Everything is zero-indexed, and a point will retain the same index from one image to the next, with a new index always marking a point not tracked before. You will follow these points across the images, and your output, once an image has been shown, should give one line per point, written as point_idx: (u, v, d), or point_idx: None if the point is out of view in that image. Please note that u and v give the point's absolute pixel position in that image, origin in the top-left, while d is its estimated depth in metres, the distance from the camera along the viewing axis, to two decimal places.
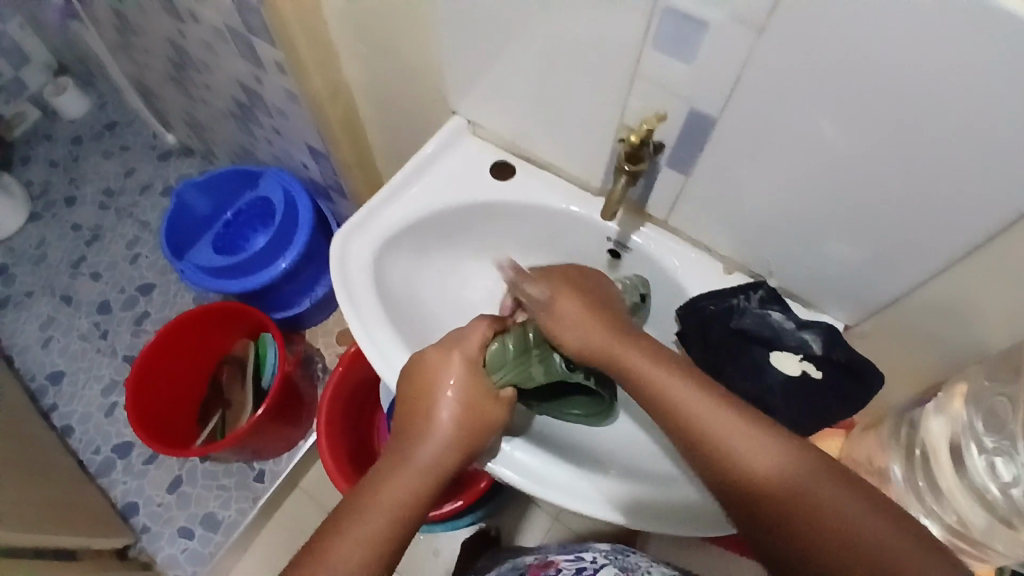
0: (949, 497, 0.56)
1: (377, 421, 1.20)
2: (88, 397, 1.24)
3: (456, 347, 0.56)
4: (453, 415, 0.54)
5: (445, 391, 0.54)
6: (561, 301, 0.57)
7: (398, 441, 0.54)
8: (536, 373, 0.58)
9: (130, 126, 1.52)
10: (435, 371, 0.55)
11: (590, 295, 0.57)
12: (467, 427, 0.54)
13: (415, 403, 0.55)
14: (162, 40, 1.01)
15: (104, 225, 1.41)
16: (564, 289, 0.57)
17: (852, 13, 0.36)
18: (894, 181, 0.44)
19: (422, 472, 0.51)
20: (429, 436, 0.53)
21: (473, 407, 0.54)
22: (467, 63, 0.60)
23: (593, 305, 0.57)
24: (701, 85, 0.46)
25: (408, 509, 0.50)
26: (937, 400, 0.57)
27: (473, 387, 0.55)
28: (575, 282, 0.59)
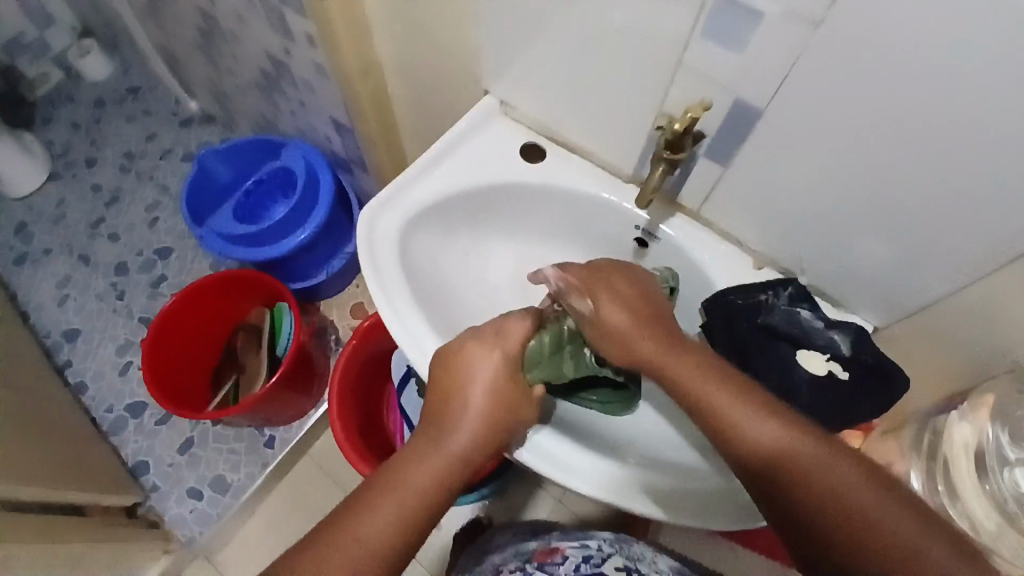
0: (964, 501, 0.58)
1: (386, 398, 1.21)
2: (102, 356, 1.25)
3: (496, 343, 0.57)
4: (485, 407, 0.55)
5: (480, 384, 0.55)
6: (605, 311, 0.56)
7: (430, 427, 0.55)
8: (566, 370, 0.61)
9: (152, 89, 1.52)
10: (472, 365, 0.56)
11: (625, 291, 0.57)
12: (497, 417, 0.55)
13: (448, 390, 0.56)
14: (191, 4, 1.00)
15: (123, 187, 1.41)
16: (606, 295, 0.56)
17: (914, 11, 0.35)
18: (940, 186, 0.43)
19: (452, 459, 0.53)
20: (462, 422, 0.54)
21: (504, 399, 0.56)
22: (505, 42, 0.59)
23: (626, 300, 0.56)
24: (749, 77, 0.45)
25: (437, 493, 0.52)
26: (960, 411, 0.58)
27: (507, 382, 0.56)
28: (613, 280, 0.58)
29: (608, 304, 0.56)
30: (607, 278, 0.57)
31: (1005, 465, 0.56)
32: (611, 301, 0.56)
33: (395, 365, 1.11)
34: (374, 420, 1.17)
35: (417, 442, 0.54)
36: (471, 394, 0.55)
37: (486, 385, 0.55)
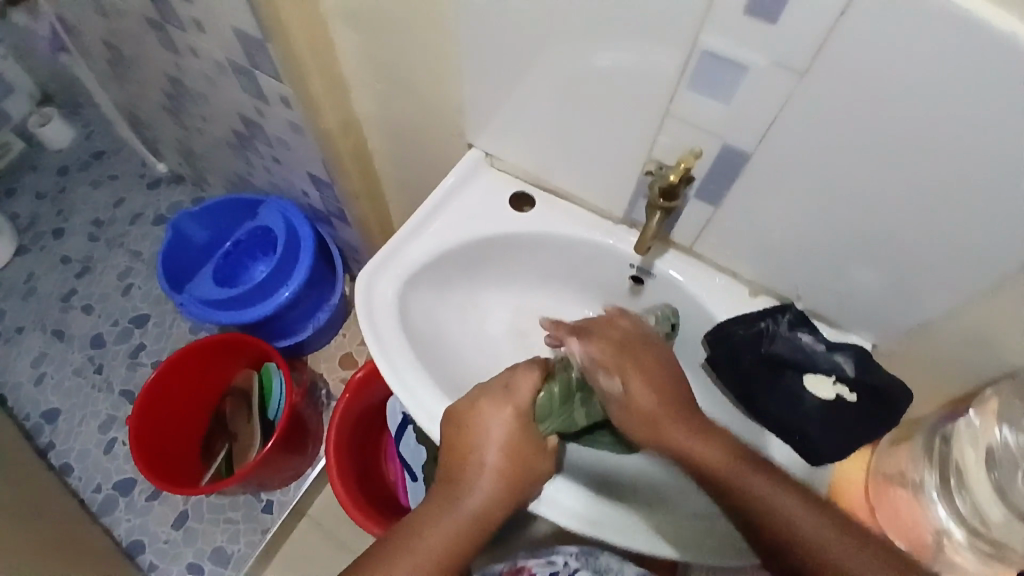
0: (970, 491, 0.56)
1: (384, 448, 1.18)
2: (84, 434, 1.21)
3: (507, 400, 0.57)
4: (500, 468, 0.55)
5: (495, 443, 0.56)
6: (637, 395, 0.55)
7: (445, 488, 0.56)
8: (578, 417, 0.61)
9: (118, 153, 1.50)
10: (484, 425, 0.56)
11: (654, 367, 0.56)
12: (513, 477, 0.56)
13: (463, 450, 0.56)
14: (158, 71, 0.99)
15: (93, 256, 1.38)
16: (638, 377, 0.56)
17: (893, 60, 0.37)
18: (926, 216, 0.45)
19: (468, 524, 0.54)
20: (479, 484, 0.55)
21: (520, 458, 0.56)
22: (489, 98, 0.60)
23: (659, 380, 0.56)
24: (736, 124, 0.47)
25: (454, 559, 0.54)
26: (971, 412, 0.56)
27: (520, 438, 0.57)
28: (641, 351, 0.57)
29: (640, 388, 0.55)
30: (631, 353, 0.57)
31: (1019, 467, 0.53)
32: (639, 376, 0.56)
33: (392, 416, 1.10)
34: (374, 475, 1.14)
35: (433, 505, 0.55)
36: (487, 452, 0.55)
37: (500, 444, 0.56)
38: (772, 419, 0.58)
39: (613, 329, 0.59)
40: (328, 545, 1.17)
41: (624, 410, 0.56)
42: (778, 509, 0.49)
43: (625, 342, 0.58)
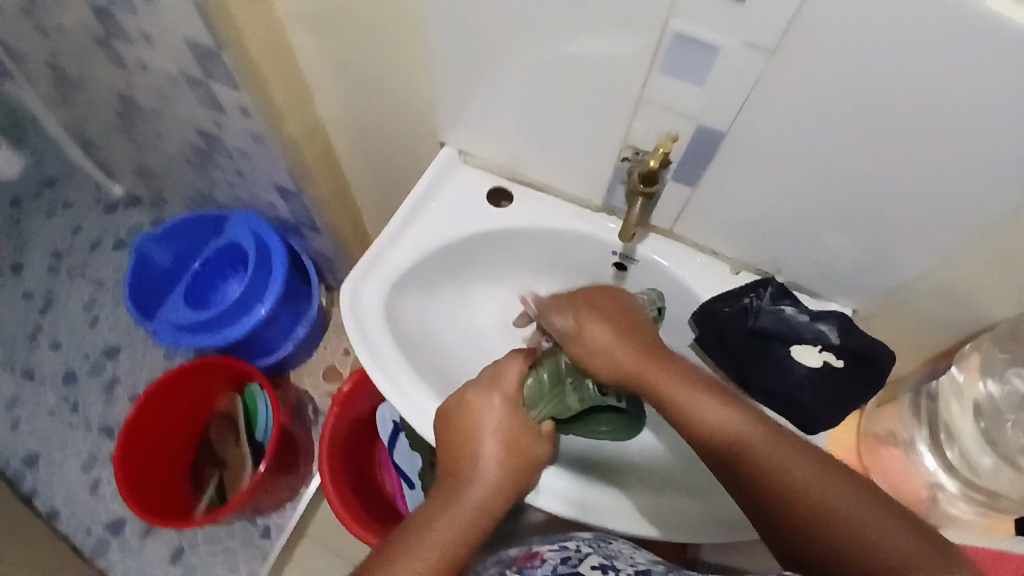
0: (958, 437, 0.58)
1: (378, 457, 1.17)
2: (68, 476, 1.17)
3: (496, 386, 0.57)
4: (499, 455, 0.54)
5: (490, 428, 0.55)
6: (591, 332, 0.55)
7: (448, 482, 0.53)
8: (571, 401, 0.62)
9: (69, 180, 1.44)
10: (478, 414, 0.56)
11: (613, 316, 0.56)
12: (512, 464, 0.54)
13: (461, 442, 0.55)
14: (106, 90, 0.95)
15: (55, 289, 1.33)
16: (592, 317, 0.56)
17: (862, 34, 0.38)
18: (904, 181, 0.46)
19: (475, 512, 0.50)
20: (478, 475, 0.52)
21: (517, 446, 0.55)
22: (460, 95, 0.60)
23: (618, 325, 0.55)
24: (712, 107, 0.47)
25: (461, 546, 0.48)
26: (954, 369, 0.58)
27: (514, 426, 0.56)
28: (602, 305, 0.58)
29: (593, 325, 0.56)
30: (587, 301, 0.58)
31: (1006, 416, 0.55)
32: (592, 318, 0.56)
33: (382, 425, 1.09)
34: (370, 483, 1.13)
35: (436, 499, 0.51)
36: (484, 439, 0.54)
37: (496, 430, 0.55)
38: (763, 393, 0.59)
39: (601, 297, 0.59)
40: (330, 559, 1.15)
41: (584, 352, 0.56)
42: (810, 482, 0.45)
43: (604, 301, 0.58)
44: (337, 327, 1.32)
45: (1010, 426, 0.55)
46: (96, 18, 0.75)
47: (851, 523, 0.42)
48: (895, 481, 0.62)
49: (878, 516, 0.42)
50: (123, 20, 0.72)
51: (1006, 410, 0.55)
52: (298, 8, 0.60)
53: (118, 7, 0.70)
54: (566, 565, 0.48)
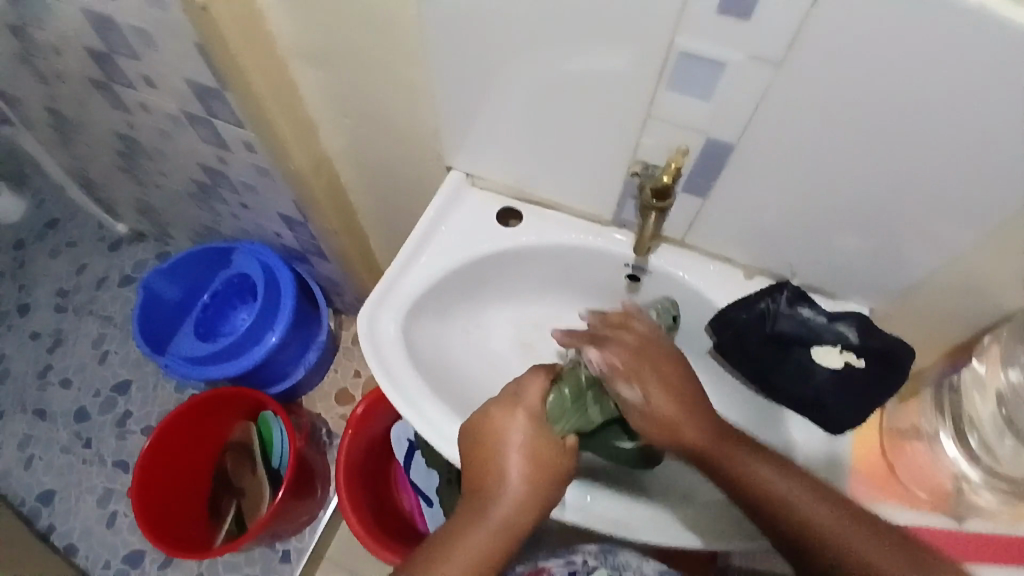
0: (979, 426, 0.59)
1: (394, 477, 1.16)
2: (83, 511, 1.17)
3: (517, 404, 0.56)
4: (523, 472, 0.53)
5: (511, 444, 0.54)
6: (657, 403, 0.54)
7: (472, 498, 0.53)
8: (593, 415, 0.60)
9: (72, 220, 1.44)
10: (500, 430, 0.55)
11: (670, 374, 0.55)
12: (538, 479, 0.53)
13: (483, 457, 0.54)
14: (107, 131, 0.96)
15: (64, 327, 1.33)
16: (656, 384, 0.54)
17: (869, 41, 0.38)
18: (914, 180, 0.47)
19: (500, 530, 0.51)
20: (502, 493, 0.52)
21: (542, 460, 0.54)
22: (465, 120, 0.60)
23: (676, 387, 0.55)
24: (719, 119, 0.48)
25: (487, 565, 0.50)
26: (974, 359, 0.59)
27: (538, 440, 0.55)
28: (656, 360, 0.56)
29: (658, 394, 0.54)
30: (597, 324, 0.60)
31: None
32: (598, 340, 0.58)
33: (398, 445, 1.08)
34: (389, 504, 1.12)
35: (459, 517, 0.52)
36: (506, 455, 0.54)
37: (517, 446, 0.54)
38: (786, 397, 0.60)
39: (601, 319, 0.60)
40: None
41: (645, 418, 0.55)
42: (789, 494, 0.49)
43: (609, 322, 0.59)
44: (347, 350, 1.32)
45: None
46: (96, 63, 0.75)
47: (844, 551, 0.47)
48: (926, 475, 0.62)
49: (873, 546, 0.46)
50: (123, 64, 0.73)
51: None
52: (299, 43, 0.61)
53: (118, 52, 0.70)
54: None
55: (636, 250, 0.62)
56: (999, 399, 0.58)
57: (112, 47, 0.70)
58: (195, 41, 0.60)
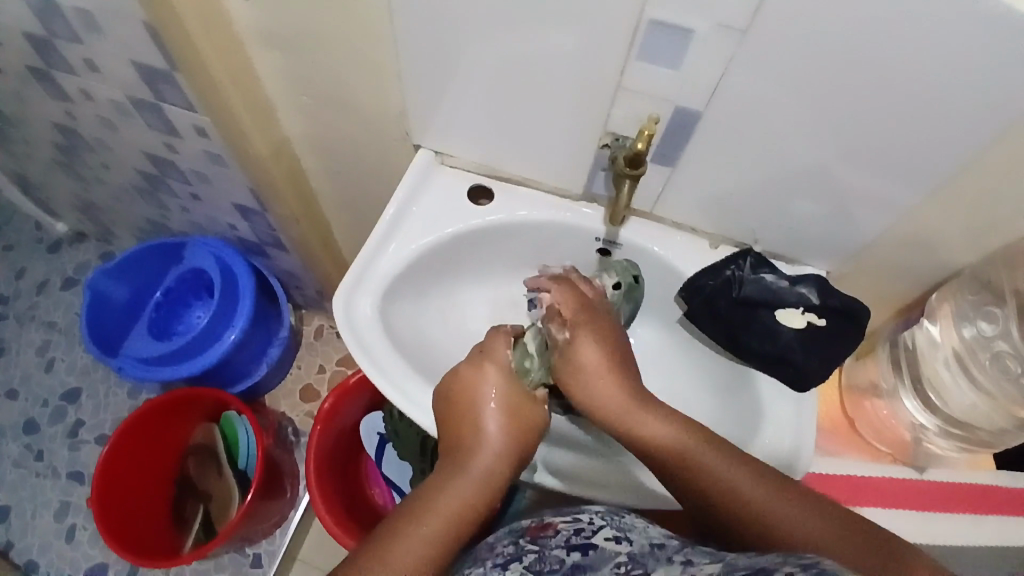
0: (938, 381, 0.71)
1: (364, 469, 1.14)
2: (41, 527, 1.11)
3: (485, 357, 0.59)
4: (502, 429, 0.56)
5: (485, 399, 0.56)
6: (582, 347, 0.59)
7: (451, 456, 0.55)
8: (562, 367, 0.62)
9: (7, 222, 1.36)
10: (473, 385, 0.58)
11: (606, 333, 0.60)
12: (516, 434, 0.56)
13: (460, 415, 0.57)
14: (44, 122, 0.90)
15: (5, 337, 1.26)
16: (590, 334, 0.59)
17: (827, 8, 0.40)
18: (871, 144, 0.49)
19: (480, 479, 0.53)
20: (480, 448, 0.54)
21: (517, 416, 0.57)
22: (433, 99, 0.60)
23: (606, 347, 0.59)
24: (686, 87, 0.49)
25: (466, 517, 0.51)
26: (926, 320, 0.67)
27: (512, 393, 0.57)
28: (595, 319, 0.60)
29: (588, 344, 0.59)
30: (580, 317, 0.60)
31: (985, 355, 0.66)
32: (585, 335, 0.59)
33: (369, 438, 1.07)
34: (360, 500, 1.10)
35: (441, 474, 0.54)
36: (481, 409, 0.56)
37: (492, 399, 0.57)
38: (757, 358, 0.62)
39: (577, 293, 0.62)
40: None
41: (569, 365, 0.59)
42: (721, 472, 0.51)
43: (583, 299, 0.62)
44: (309, 345, 1.29)
45: (985, 360, 0.66)
46: (33, 48, 0.71)
47: (727, 488, 0.50)
48: (878, 425, 0.79)
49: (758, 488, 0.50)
50: (64, 48, 0.69)
51: (977, 349, 0.67)
52: (256, 21, 0.59)
53: (58, 35, 0.66)
54: (580, 536, 0.50)
55: (610, 221, 0.64)
56: (958, 357, 0.68)
57: (50, 30, 0.66)
58: (144, 21, 0.57)
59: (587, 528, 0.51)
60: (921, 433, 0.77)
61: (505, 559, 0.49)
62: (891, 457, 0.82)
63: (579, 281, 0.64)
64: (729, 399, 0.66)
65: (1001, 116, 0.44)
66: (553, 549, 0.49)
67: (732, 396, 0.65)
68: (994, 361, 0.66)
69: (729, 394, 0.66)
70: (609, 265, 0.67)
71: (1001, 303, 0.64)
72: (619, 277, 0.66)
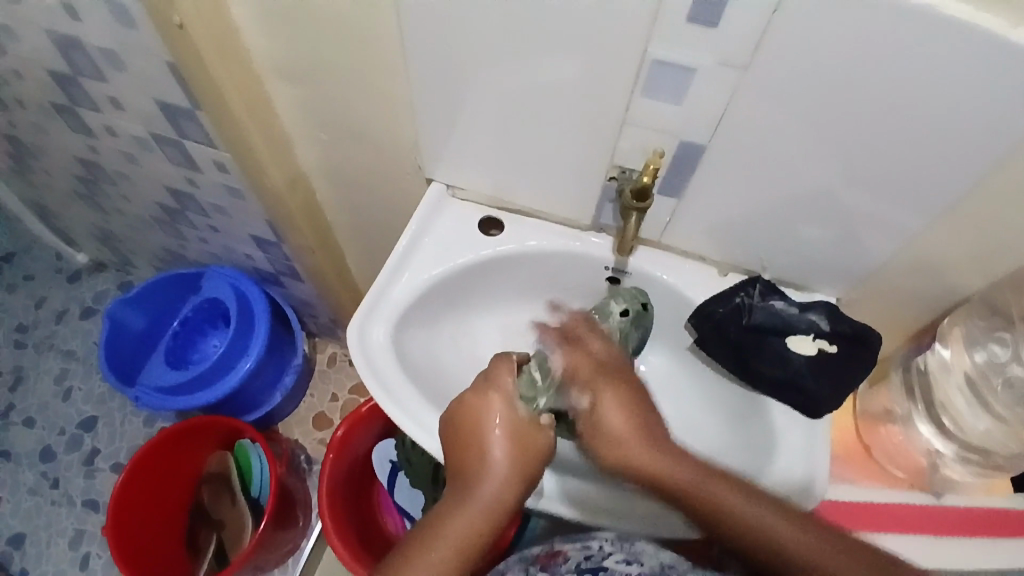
0: (953, 411, 0.70)
1: (377, 499, 1.14)
2: (55, 554, 1.12)
3: (491, 386, 0.59)
4: (509, 457, 0.55)
5: (492, 427, 0.56)
6: (604, 408, 0.59)
7: (459, 480, 0.56)
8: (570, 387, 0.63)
9: (27, 252, 1.40)
10: (481, 413, 0.57)
11: (624, 388, 0.60)
12: (522, 462, 0.56)
13: (468, 444, 0.57)
14: (68, 157, 0.93)
15: (24, 364, 1.28)
16: (608, 393, 0.59)
17: (824, 45, 0.42)
18: (876, 172, 0.50)
19: (488, 504, 0.54)
20: (488, 476, 0.55)
21: (523, 443, 0.56)
22: (443, 134, 0.61)
23: (627, 400, 0.59)
24: (689, 120, 0.51)
25: (469, 548, 0.52)
26: (938, 344, 0.67)
27: (518, 421, 0.57)
28: (613, 377, 0.60)
29: (609, 402, 0.59)
30: (605, 379, 0.60)
31: (1000, 378, 0.66)
32: (607, 399, 0.59)
33: (380, 466, 1.08)
34: (373, 530, 1.09)
35: (449, 501, 0.55)
36: (489, 437, 0.56)
37: (498, 427, 0.57)
38: (767, 384, 0.62)
39: (594, 353, 0.62)
40: None
41: (591, 425, 0.59)
42: (745, 513, 0.51)
43: (602, 359, 0.62)
44: (322, 373, 1.30)
45: (997, 384, 0.66)
46: (60, 87, 0.74)
47: (756, 525, 0.50)
48: (894, 451, 0.79)
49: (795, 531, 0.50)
50: (89, 87, 0.72)
51: (990, 373, 0.66)
52: (274, 60, 0.61)
53: (84, 75, 0.69)
54: None
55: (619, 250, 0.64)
56: (970, 381, 0.68)
57: (77, 69, 0.69)
58: (168, 62, 0.60)
59: None
60: (938, 458, 0.76)
61: None
62: (907, 484, 0.80)
63: (586, 337, 0.63)
64: (741, 425, 0.66)
65: (1001, 144, 0.45)
66: None
67: (744, 423, 0.65)
68: (1007, 387, 0.66)
69: (740, 424, 0.66)
70: (617, 291, 0.67)
71: (1011, 326, 0.63)
72: (628, 305, 0.65)
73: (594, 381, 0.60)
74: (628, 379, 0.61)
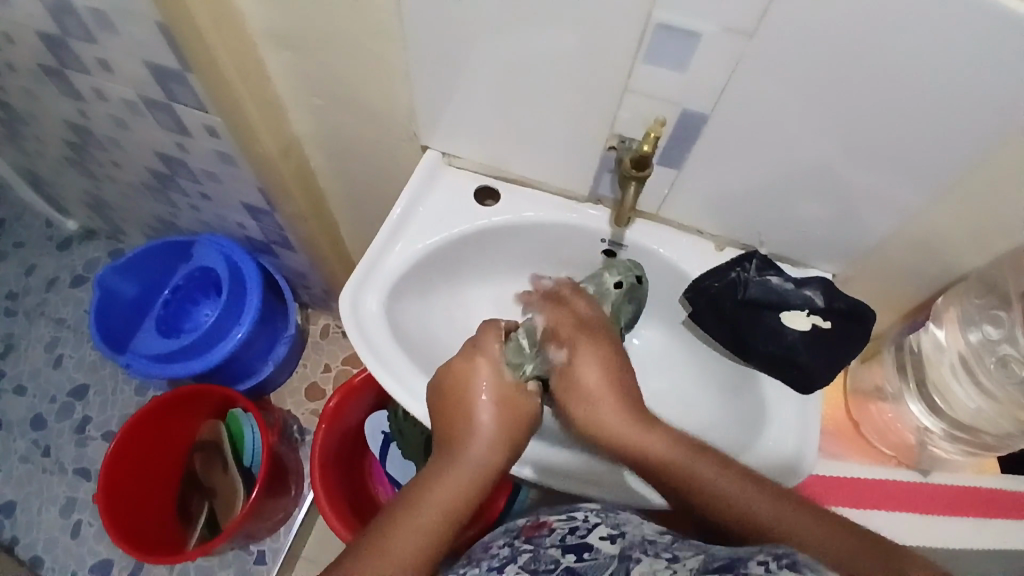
0: (946, 388, 0.71)
1: (369, 468, 1.15)
2: (48, 521, 1.12)
3: (477, 351, 0.59)
4: (495, 422, 0.56)
5: (478, 391, 0.57)
6: (582, 368, 0.59)
7: (445, 445, 0.56)
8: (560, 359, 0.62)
9: (16, 218, 1.38)
10: (468, 378, 0.58)
11: (603, 349, 0.60)
12: (508, 426, 0.56)
13: (455, 408, 0.57)
14: (54, 119, 0.91)
15: (14, 332, 1.27)
16: (587, 352, 0.59)
17: (832, 14, 0.41)
18: (879, 147, 0.49)
19: (474, 467, 0.54)
20: (474, 440, 0.55)
21: (509, 407, 0.57)
22: (440, 100, 0.60)
23: (606, 363, 0.59)
24: (691, 90, 0.50)
25: (456, 512, 0.52)
26: (932, 322, 0.68)
27: (504, 386, 0.58)
28: (594, 337, 0.60)
29: (587, 362, 0.59)
30: (583, 337, 0.60)
31: (992, 358, 0.66)
32: (585, 359, 0.59)
33: (373, 437, 1.08)
34: (364, 499, 1.10)
35: (435, 466, 0.55)
36: (475, 402, 0.57)
37: (484, 392, 0.57)
38: (761, 359, 0.62)
39: (573, 312, 0.61)
40: None
41: (567, 384, 0.59)
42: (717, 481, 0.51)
43: (580, 320, 0.61)
44: (315, 345, 1.30)
45: (990, 364, 0.66)
46: (45, 46, 0.72)
47: (726, 494, 0.50)
48: (883, 429, 0.80)
49: (756, 492, 0.50)
50: (75, 47, 0.70)
51: (983, 354, 0.67)
52: (265, 20, 0.59)
53: (70, 34, 0.67)
54: (575, 536, 0.51)
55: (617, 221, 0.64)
56: (963, 361, 0.68)
57: (62, 28, 0.67)
58: (157, 20, 0.58)
59: (581, 528, 0.52)
60: (927, 435, 0.77)
61: (502, 561, 0.51)
62: (895, 461, 0.81)
63: (571, 298, 0.62)
64: (733, 400, 0.66)
65: (1008, 120, 0.44)
66: (548, 550, 0.51)
67: (736, 398, 0.66)
68: (999, 366, 0.66)
69: (732, 399, 0.66)
70: (613, 262, 0.66)
71: (1007, 306, 0.64)
72: (622, 276, 0.65)
73: (573, 341, 0.60)
74: (608, 341, 0.61)
